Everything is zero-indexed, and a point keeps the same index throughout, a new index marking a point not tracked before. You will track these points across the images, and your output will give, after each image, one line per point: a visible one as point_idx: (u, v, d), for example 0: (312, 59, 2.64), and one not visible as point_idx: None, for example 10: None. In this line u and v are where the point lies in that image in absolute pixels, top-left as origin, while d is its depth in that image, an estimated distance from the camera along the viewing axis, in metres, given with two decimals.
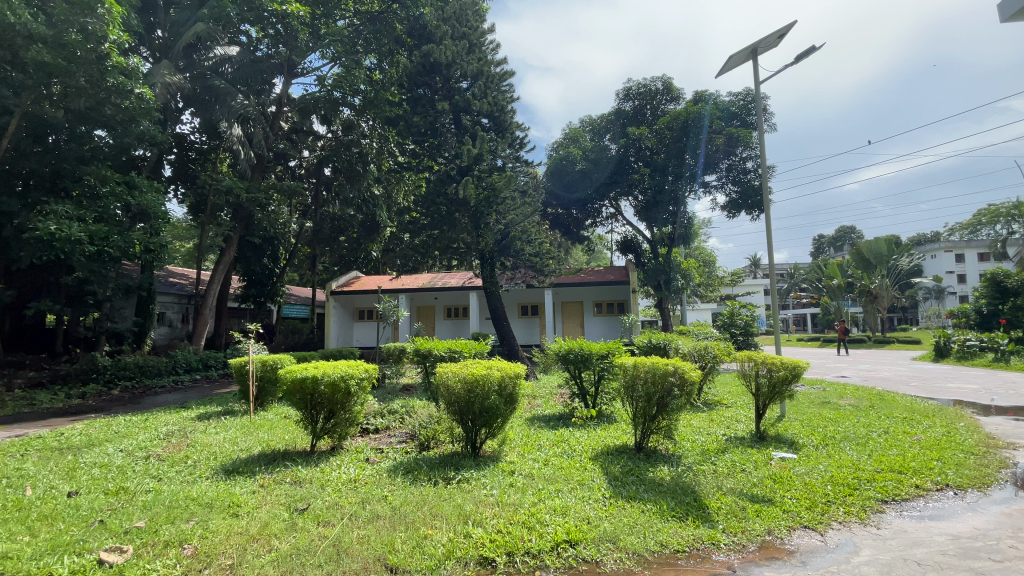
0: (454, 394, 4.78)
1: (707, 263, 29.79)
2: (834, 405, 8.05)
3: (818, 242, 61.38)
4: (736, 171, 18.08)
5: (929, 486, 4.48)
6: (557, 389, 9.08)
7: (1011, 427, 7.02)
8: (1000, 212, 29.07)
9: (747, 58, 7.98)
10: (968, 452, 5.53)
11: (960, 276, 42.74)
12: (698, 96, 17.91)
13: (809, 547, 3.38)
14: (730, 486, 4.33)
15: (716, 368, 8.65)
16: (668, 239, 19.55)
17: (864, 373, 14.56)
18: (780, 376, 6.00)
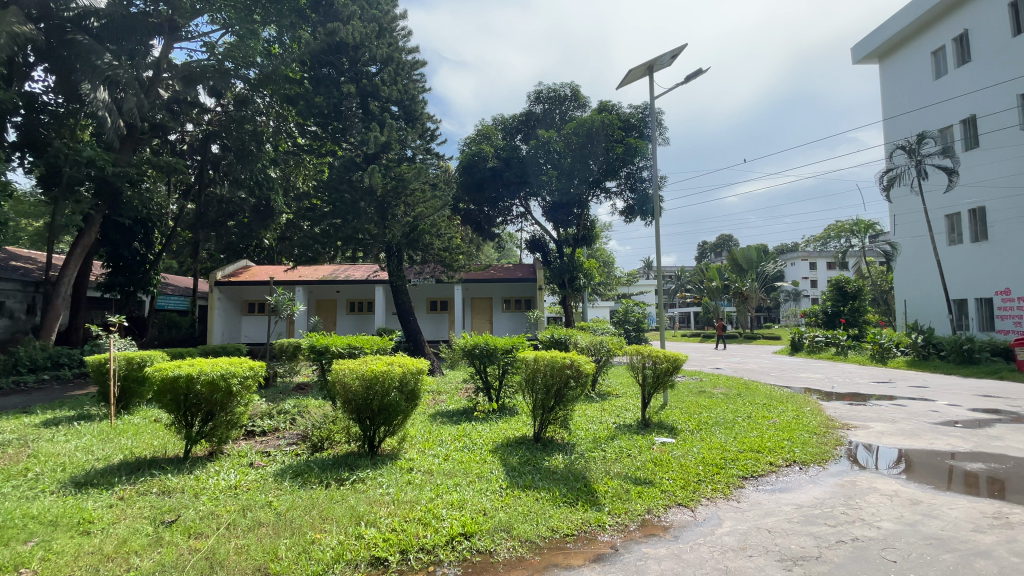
0: (350, 392, 4.58)
1: (607, 263, 31.57)
2: (709, 393, 8.98)
3: (702, 248, 67.89)
4: (634, 179, 19.30)
5: (780, 462, 5.15)
6: (462, 384, 9.10)
7: (845, 410, 8.32)
8: (845, 227, 34.17)
9: (644, 74, 8.55)
10: (812, 432, 6.45)
11: (813, 281, 49.58)
12: (603, 106, 18.88)
13: (681, 522, 3.73)
14: (617, 470, 4.65)
15: (610, 361, 9.21)
16: (573, 239, 20.93)
17: (734, 365, 16.37)
18: (663, 367, 6.55)
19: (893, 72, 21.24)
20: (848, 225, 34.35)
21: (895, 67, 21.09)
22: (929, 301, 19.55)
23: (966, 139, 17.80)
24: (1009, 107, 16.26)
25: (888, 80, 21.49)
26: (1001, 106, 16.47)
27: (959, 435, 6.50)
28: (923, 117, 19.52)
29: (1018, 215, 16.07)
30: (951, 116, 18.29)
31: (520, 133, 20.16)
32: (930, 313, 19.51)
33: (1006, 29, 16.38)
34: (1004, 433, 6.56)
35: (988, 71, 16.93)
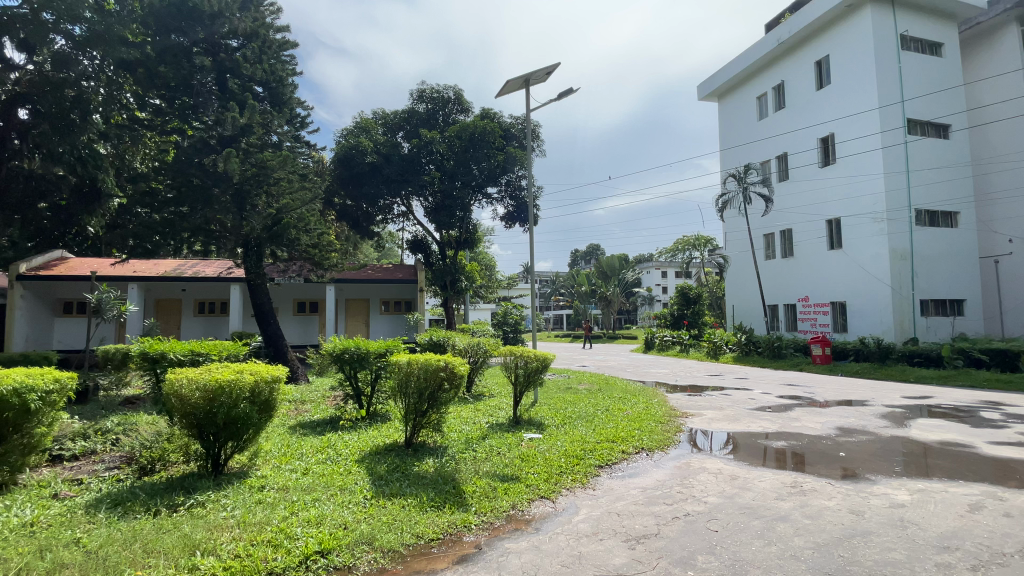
0: (189, 405, 4.03)
1: (488, 266, 32.18)
2: (575, 389, 9.62)
3: (574, 255, 72.77)
4: (513, 187, 19.92)
5: (631, 450, 5.71)
6: (330, 391, 8.58)
7: (684, 400, 9.52)
8: (690, 241, 39.39)
9: (521, 86, 8.90)
10: (659, 421, 7.26)
11: (664, 287, 56.23)
12: (484, 113, 19.25)
13: (542, 514, 3.92)
14: (486, 469, 4.75)
15: (486, 362, 9.39)
16: (455, 242, 21.03)
17: (599, 363, 17.78)
18: (534, 366, 6.86)
19: (728, 110, 24.89)
20: (693, 239, 39.42)
21: (731, 106, 24.69)
22: (750, 306, 23.22)
23: (780, 172, 21.55)
24: (809, 149, 20.03)
25: (726, 116, 25.05)
26: (804, 148, 20.21)
27: (769, 418, 7.79)
28: (749, 151, 23.23)
29: (814, 237, 19.82)
30: (769, 152, 21.99)
31: (402, 130, 19.60)
32: (751, 316, 23.17)
33: (808, 85, 20.15)
34: (800, 415, 8.02)
35: (796, 118, 20.68)
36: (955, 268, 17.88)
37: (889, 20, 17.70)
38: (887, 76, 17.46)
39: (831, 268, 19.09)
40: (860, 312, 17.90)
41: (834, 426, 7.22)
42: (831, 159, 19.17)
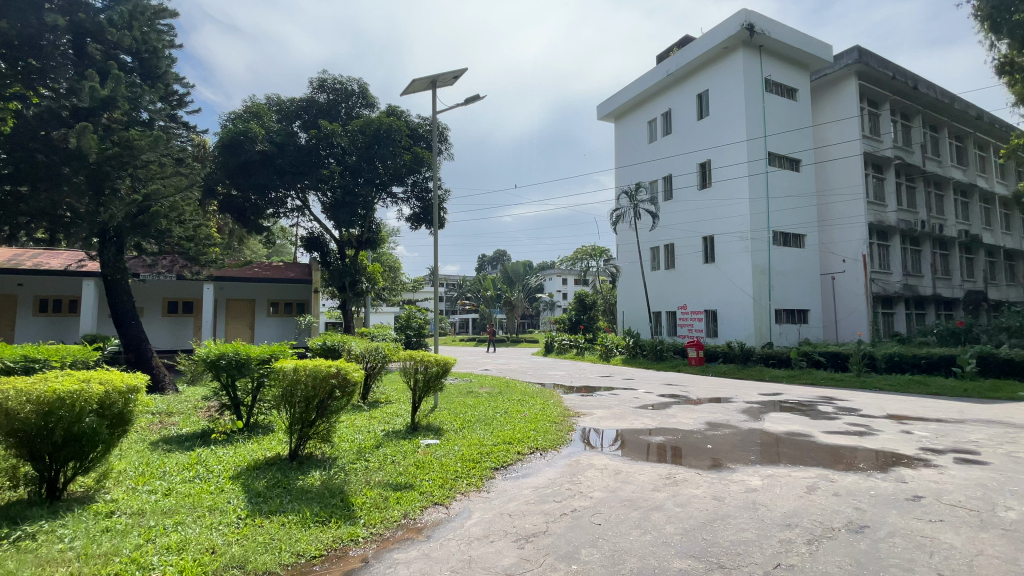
0: (16, 422, 3.39)
1: (392, 268, 31.22)
2: (476, 393, 9.67)
3: (481, 259, 73.36)
4: (420, 188, 19.48)
5: (526, 451, 5.87)
6: (203, 402, 7.73)
7: (578, 400, 10.02)
8: (588, 251, 42.01)
9: (428, 87, 8.79)
10: (554, 421, 7.55)
11: (565, 294, 58.79)
12: (390, 110, 18.70)
13: (435, 521, 3.88)
14: (378, 479, 4.59)
15: (385, 367, 9.08)
16: (356, 241, 20.13)
17: (500, 366, 18.06)
18: (434, 371, 6.76)
19: (623, 130, 26.76)
20: (590, 249, 41.94)
21: (626, 126, 26.57)
22: (638, 312, 25.07)
23: (667, 191, 23.61)
24: (691, 172, 22.20)
25: (621, 136, 26.88)
26: (687, 170, 22.36)
27: (651, 415, 8.47)
28: (640, 170, 25.17)
29: (693, 251, 21.97)
30: (658, 172, 24.01)
31: (300, 120, 18.33)
32: (638, 321, 25.02)
33: (692, 114, 22.33)
34: (677, 412, 8.82)
35: (680, 143, 22.80)
36: (802, 283, 20.87)
37: (757, 64, 20.26)
38: (755, 113, 19.94)
39: (707, 280, 21.29)
40: (729, 320, 20.17)
41: (704, 421, 8.04)
42: (708, 183, 21.44)
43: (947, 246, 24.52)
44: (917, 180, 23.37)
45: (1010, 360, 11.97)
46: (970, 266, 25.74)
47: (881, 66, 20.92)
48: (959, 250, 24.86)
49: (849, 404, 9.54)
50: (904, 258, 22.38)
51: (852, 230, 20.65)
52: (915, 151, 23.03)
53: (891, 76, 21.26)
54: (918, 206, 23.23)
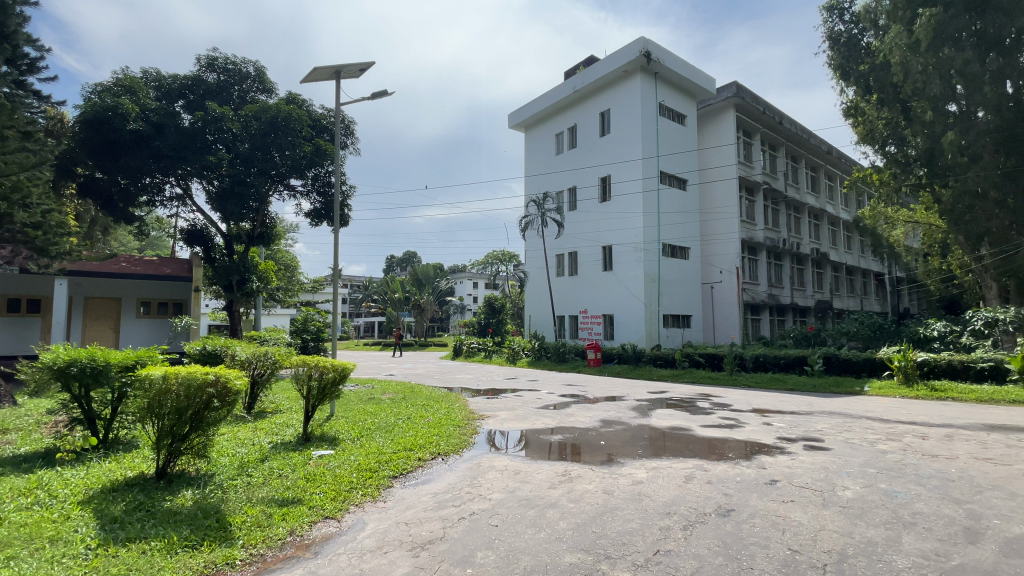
0: None
1: (290, 267, 29.22)
2: (377, 399, 9.33)
3: (390, 261, 71.26)
4: (321, 183, 18.39)
5: (427, 457, 5.78)
6: (48, 416, 6.63)
7: (482, 403, 10.10)
8: (499, 255, 42.68)
9: (331, 76, 8.37)
10: (457, 425, 7.53)
11: (475, 298, 59.07)
12: (290, 97, 17.50)
13: (324, 536, 3.68)
14: (261, 496, 4.24)
15: (275, 374, 8.46)
16: (246, 236, 18.48)
17: (405, 370, 17.68)
18: (329, 377, 6.43)
19: (533, 140, 27.52)
20: (500, 254, 43.09)
21: (536, 136, 27.37)
22: (543, 316, 25.86)
23: (572, 201, 24.71)
24: (594, 184, 23.46)
25: (531, 144, 27.64)
26: (591, 182, 23.57)
27: (551, 415, 8.78)
28: (548, 179, 26.07)
29: (595, 259, 23.21)
30: (564, 182, 25.05)
31: (183, 100, 16.51)
32: (542, 325, 25.81)
33: (596, 130, 23.61)
34: (575, 410, 9.24)
35: (585, 156, 23.97)
36: (688, 290, 22.95)
37: (653, 89, 21.98)
38: (651, 133, 21.59)
39: (607, 286, 22.59)
40: (626, 324, 21.56)
41: (599, 419, 8.50)
42: (609, 195, 22.79)
43: (802, 262, 28.34)
44: (780, 204, 26.73)
45: (847, 359, 14.13)
46: (819, 279, 29.98)
47: (754, 101, 23.64)
48: (811, 266, 28.86)
49: (722, 400, 10.64)
50: (769, 271, 25.48)
51: (728, 244, 23.09)
52: (780, 177, 26.34)
53: (762, 111, 24.12)
54: (781, 226, 26.60)
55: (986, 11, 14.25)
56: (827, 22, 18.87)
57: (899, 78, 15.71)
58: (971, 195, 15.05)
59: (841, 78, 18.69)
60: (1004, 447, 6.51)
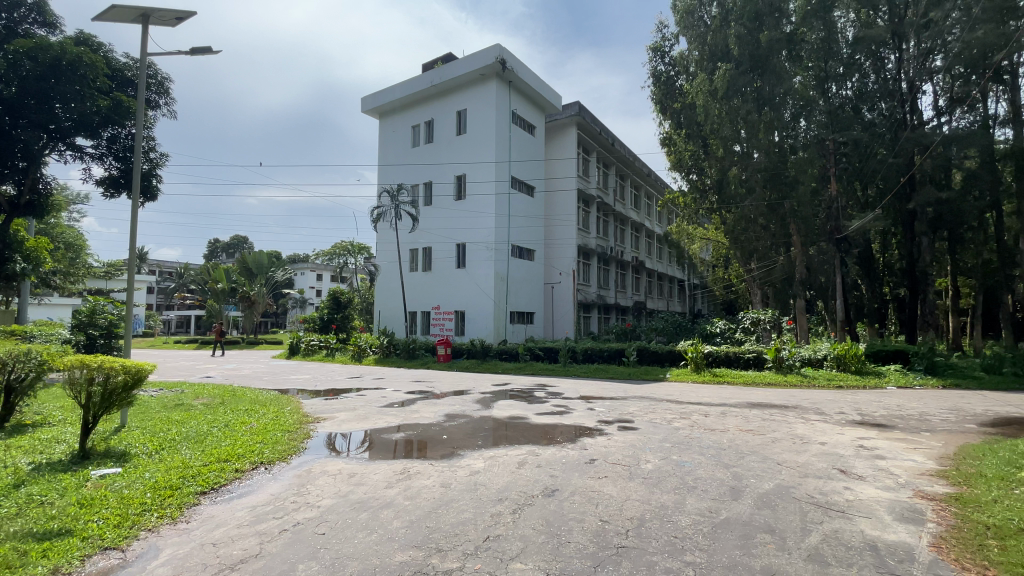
0: None
1: (73, 247, 23.70)
2: (187, 406, 8.06)
3: (214, 245, 62.34)
4: (122, 146, 15.10)
5: (246, 467, 5.19)
6: None
7: (318, 404, 9.43)
8: (344, 246, 40.63)
9: (137, 19, 6.99)
10: (285, 431, 6.90)
11: (318, 291, 55.03)
12: (82, 37, 14.10)
13: (101, 571, 3.06)
14: (11, 530, 3.36)
15: (42, 379, 6.77)
16: (7, 203, 14.54)
17: (227, 371, 15.62)
18: (119, 381, 5.37)
19: (387, 129, 26.55)
20: (349, 245, 40.58)
21: (390, 125, 26.46)
22: (393, 312, 25.20)
23: (426, 196, 24.55)
24: (448, 181, 23.62)
25: (384, 133, 26.63)
26: (445, 179, 23.68)
27: (393, 413, 8.60)
28: (401, 172, 25.46)
29: (447, 256, 23.41)
30: (419, 177, 24.73)
31: None
32: (392, 320, 25.15)
33: (452, 128, 23.78)
34: (419, 406, 9.18)
35: (441, 152, 23.97)
36: (532, 289, 24.49)
37: (507, 96, 22.93)
38: (503, 139, 22.51)
39: (458, 283, 22.96)
40: (475, 321, 22.17)
41: (443, 414, 8.58)
42: (463, 194, 23.15)
43: (626, 267, 32.32)
44: (610, 215, 30.09)
45: (655, 351, 16.52)
46: (638, 283, 34.52)
47: (593, 122, 26.23)
48: (632, 271, 33.09)
49: (556, 390, 11.61)
50: (599, 275, 28.54)
51: (566, 249, 25.20)
52: (611, 193, 29.73)
53: (599, 131, 26.88)
54: (610, 236, 29.99)
55: (764, 72, 18.11)
56: (651, 61, 21.82)
57: (702, 118, 18.71)
58: (746, 220, 18.77)
59: (660, 111, 21.81)
60: (759, 420, 8.30)
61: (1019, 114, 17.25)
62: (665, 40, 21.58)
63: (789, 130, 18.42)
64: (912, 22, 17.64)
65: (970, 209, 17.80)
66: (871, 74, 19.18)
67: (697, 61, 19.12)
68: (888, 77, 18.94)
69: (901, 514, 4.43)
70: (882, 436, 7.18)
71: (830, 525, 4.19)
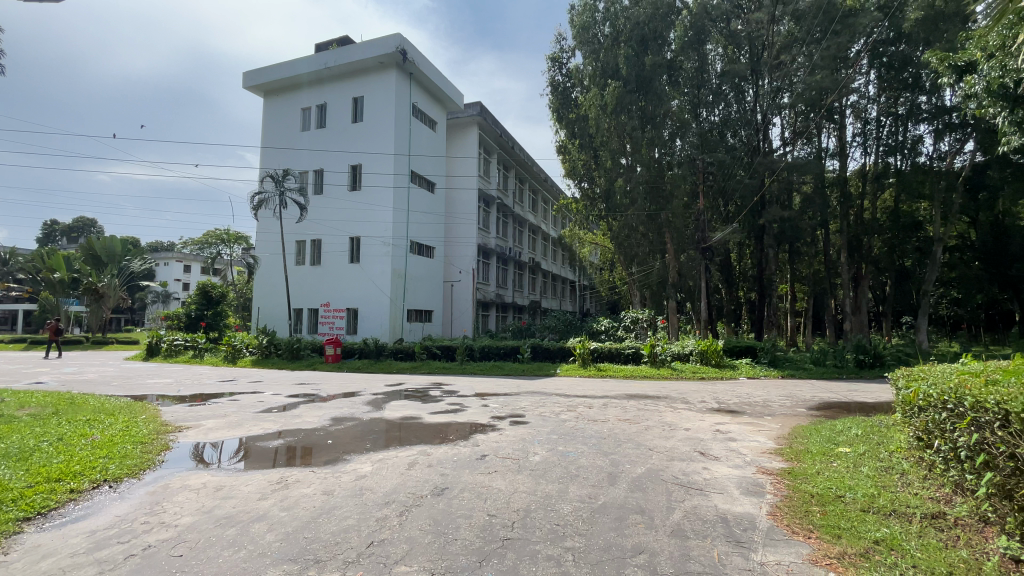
0: None
1: None
2: (5, 418, 6.70)
3: (49, 228, 52.78)
4: None
5: (85, 487, 4.48)
6: None
7: (181, 412, 8.39)
8: (218, 234, 36.72)
9: None
10: (138, 442, 6.05)
11: (185, 284, 49.08)
12: None
13: None
14: None
15: None
16: None
17: (64, 376, 13.25)
18: None
19: (272, 109, 24.45)
20: (222, 234, 36.70)
21: (275, 106, 24.39)
22: (276, 309, 23.29)
23: (316, 185, 23.03)
24: (342, 171, 22.43)
25: (269, 114, 24.49)
26: (339, 169, 22.45)
27: (271, 419, 7.95)
28: (289, 157, 23.64)
29: (340, 250, 22.22)
30: (308, 164, 23.14)
31: None
32: (275, 318, 23.22)
33: (346, 115, 22.60)
34: (302, 411, 8.60)
35: (334, 139, 22.66)
36: (430, 287, 24.15)
37: (407, 88, 22.36)
38: (402, 131, 21.90)
39: (351, 279, 21.88)
40: (369, 319, 21.29)
41: (329, 417, 8.13)
42: (357, 185, 22.12)
43: (523, 267, 33.27)
44: (509, 216, 30.74)
45: (547, 348, 17.26)
46: (534, 283, 35.74)
47: (494, 123, 26.52)
48: (528, 271, 34.13)
49: (451, 388, 11.59)
50: (497, 274, 29.00)
51: (464, 248, 25.23)
52: (510, 195, 30.44)
53: (500, 133, 27.30)
54: (508, 236, 30.63)
55: (647, 92, 19.76)
56: (550, 71, 22.69)
57: (593, 130, 19.97)
58: (628, 227, 20.27)
59: (557, 120, 22.78)
60: (635, 410, 9.07)
61: (842, 149, 20.81)
62: (563, 52, 22.56)
63: (666, 149, 20.29)
64: (766, 61, 20.39)
65: (806, 227, 21.07)
66: (734, 103, 21.64)
67: (590, 75, 20.24)
68: (747, 108, 21.40)
69: (747, 488, 5.12)
70: (734, 420, 8.24)
71: (690, 502, 4.71)
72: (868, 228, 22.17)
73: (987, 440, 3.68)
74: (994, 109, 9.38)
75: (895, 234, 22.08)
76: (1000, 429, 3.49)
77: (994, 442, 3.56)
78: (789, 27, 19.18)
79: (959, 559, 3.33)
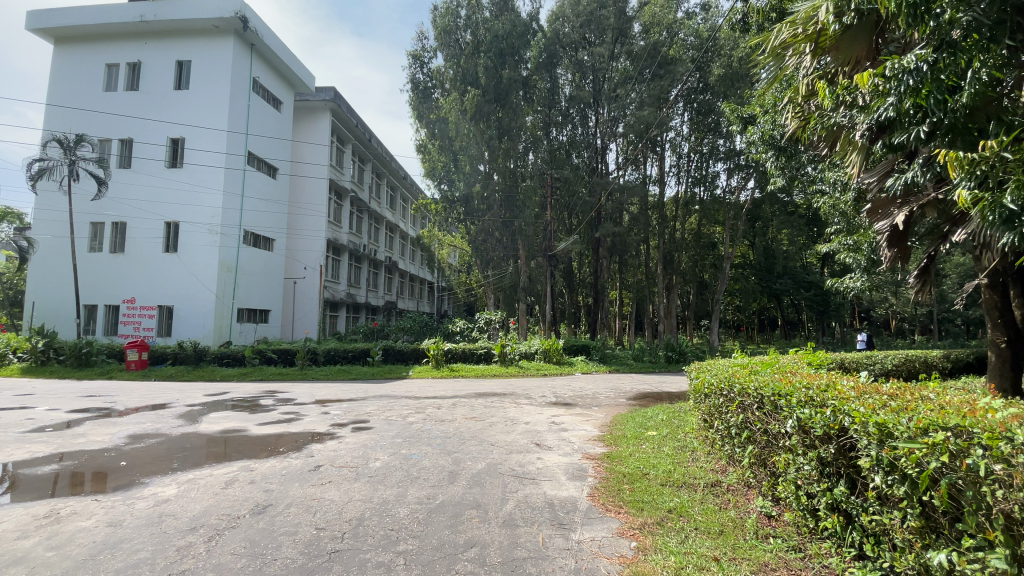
0: None
1: None
2: None
3: None
4: None
5: None
6: None
7: None
8: None
9: None
10: None
11: None
12: None
13: None
14: None
15: None
16: None
17: None
18: None
19: (63, 59, 19.93)
20: None
21: (67, 57, 19.92)
22: (58, 304, 18.94)
23: (122, 158, 19.32)
24: (158, 145, 19.16)
25: (56, 65, 19.90)
26: (154, 142, 19.14)
27: (42, 440, 6.45)
28: (85, 120, 19.44)
29: (152, 236, 18.94)
30: (112, 131, 19.32)
31: None
32: (56, 315, 18.88)
33: (167, 80, 19.40)
34: (89, 429, 7.13)
35: (149, 106, 19.27)
36: (268, 284, 21.86)
37: (247, 61, 20.00)
38: (238, 108, 19.51)
39: (165, 271, 18.77)
40: (187, 318, 18.47)
41: (125, 435, 6.87)
42: (178, 163, 19.10)
43: (377, 266, 32.04)
44: (365, 212, 29.37)
45: (400, 349, 16.85)
46: (389, 283, 34.65)
47: (348, 113, 25.06)
48: (384, 270, 32.96)
49: (287, 395, 10.65)
50: (349, 271, 27.42)
51: (312, 242, 23.41)
52: (366, 190, 29.09)
53: (355, 124, 25.84)
54: (363, 233, 29.22)
55: (504, 104, 20.62)
56: (411, 68, 22.35)
57: (452, 134, 20.33)
58: (485, 232, 21.57)
59: (416, 118, 22.45)
60: (481, 407, 9.37)
61: (662, 178, 24.26)
62: (424, 51, 22.36)
63: (519, 160, 21.64)
64: (604, 93, 22.54)
65: (632, 242, 23.73)
66: (579, 126, 23.75)
67: (451, 79, 20.51)
68: (589, 132, 23.70)
69: (572, 473, 5.67)
70: (567, 413, 9.03)
71: (522, 492, 5.05)
72: (678, 246, 26.17)
73: (749, 419, 4.63)
74: (765, 155, 11.62)
75: (698, 251, 26.54)
76: (757, 409, 4.44)
77: (754, 421, 4.50)
78: (625, 65, 21.72)
79: (729, 519, 4.13)
